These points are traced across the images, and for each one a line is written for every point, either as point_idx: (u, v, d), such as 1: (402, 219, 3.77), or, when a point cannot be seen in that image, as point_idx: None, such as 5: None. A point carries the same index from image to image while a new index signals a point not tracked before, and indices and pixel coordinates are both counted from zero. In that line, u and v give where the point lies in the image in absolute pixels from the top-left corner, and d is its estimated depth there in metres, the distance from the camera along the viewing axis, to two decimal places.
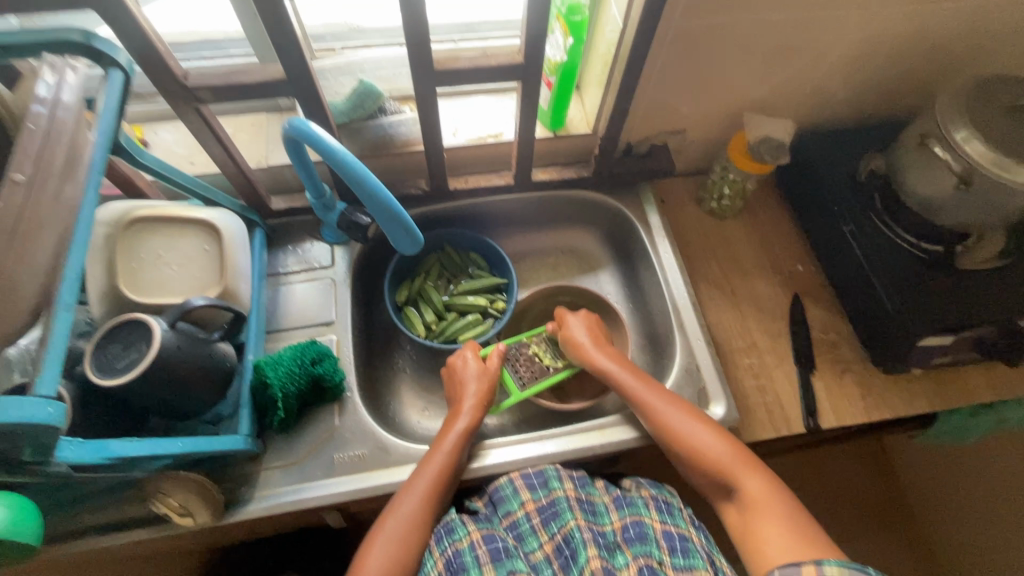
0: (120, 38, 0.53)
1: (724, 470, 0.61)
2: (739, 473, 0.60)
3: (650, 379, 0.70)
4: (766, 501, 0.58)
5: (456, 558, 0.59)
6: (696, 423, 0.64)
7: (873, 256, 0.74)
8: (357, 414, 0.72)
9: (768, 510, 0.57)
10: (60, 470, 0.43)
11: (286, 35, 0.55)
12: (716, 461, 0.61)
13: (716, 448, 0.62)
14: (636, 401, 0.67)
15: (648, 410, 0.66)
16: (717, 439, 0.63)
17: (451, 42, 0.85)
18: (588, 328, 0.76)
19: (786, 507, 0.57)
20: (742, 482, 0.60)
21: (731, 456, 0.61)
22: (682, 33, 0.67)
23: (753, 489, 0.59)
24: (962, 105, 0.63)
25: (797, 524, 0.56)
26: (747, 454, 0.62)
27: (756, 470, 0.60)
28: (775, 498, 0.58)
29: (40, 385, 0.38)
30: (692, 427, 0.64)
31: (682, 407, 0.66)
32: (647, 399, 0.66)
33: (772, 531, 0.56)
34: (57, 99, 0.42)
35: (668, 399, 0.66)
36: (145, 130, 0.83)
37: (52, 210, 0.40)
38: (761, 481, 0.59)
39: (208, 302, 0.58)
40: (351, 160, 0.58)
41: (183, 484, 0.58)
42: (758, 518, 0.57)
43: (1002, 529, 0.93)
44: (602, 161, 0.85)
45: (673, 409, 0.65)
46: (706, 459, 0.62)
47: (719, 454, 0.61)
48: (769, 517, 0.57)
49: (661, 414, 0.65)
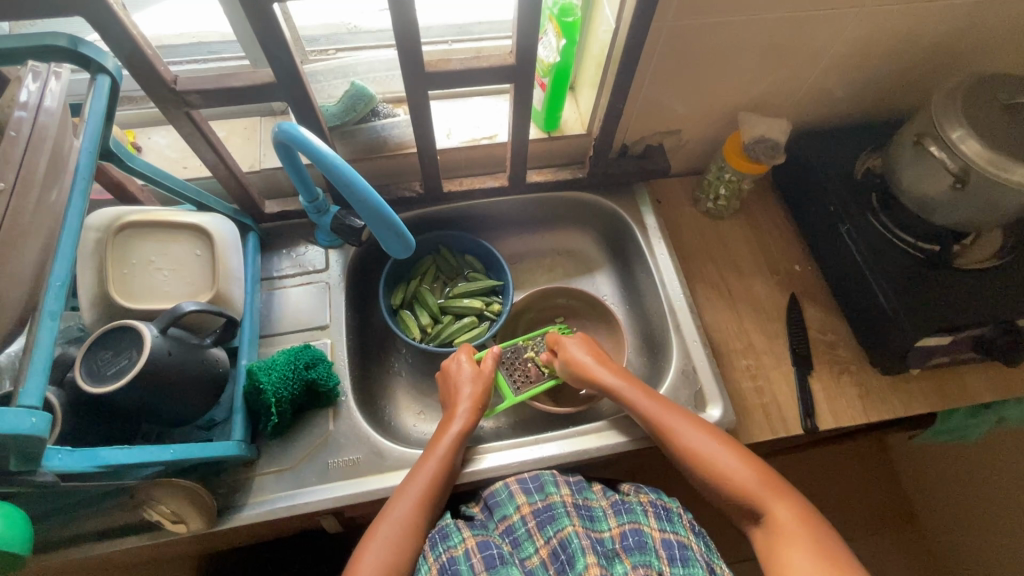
0: (108, 43, 0.52)
1: (750, 495, 0.60)
2: (765, 497, 0.59)
3: (667, 400, 0.69)
4: (793, 525, 0.57)
5: (451, 563, 0.58)
6: (719, 446, 0.63)
7: (870, 256, 0.74)
8: (352, 418, 0.72)
9: (796, 534, 0.56)
10: (47, 480, 0.43)
11: (275, 39, 0.55)
12: (741, 485, 0.61)
13: (743, 473, 0.61)
14: (656, 424, 0.66)
15: (665, 430, 0.65)
16: (740, 462, 0.62)
17: (444, 44, 0.84)
18: (587, 348, 0.75)
19: (814, 531, 0.57)
20: (769, 506, 0.59)
21: (759, 482, 0.60)
22: (675, 33, 0.66)
23: (781, 514, 0.58)
24: (958, 104, 0.63)
25: (826, 546, 0.55)
26: (772, 477, 0.61)
27: (782, 494, 0.59)
28: (802, 521, 0.57)
29: (24, 395, 0.38)
30: (715, 450, 0.63)
31: (705, 429, 0.65)
32: (667, 422, 0.66)
33: (801, 554, 0.55)
34: (39, 105, 0.41)
35: (686, 419, 0.66)
36: (137, 134, 0.82)
37: (34, 218, 0.39)
38: (787, 504, 0.59)
39: (199, 307, 0.57)
40: (341, 164, 0.57)
41: (176, 493, 0.57)
42: (785, 542, 0.56)
43: (1003, 529, 0.92)
44: (597, 162, 0.85)
45: (691, 429, 0.65)
46: (731, 483, 0.61)
47: (744, 478, 0.61)
48: (798, 541, 0.56)
49: (683, 438, 0.64)
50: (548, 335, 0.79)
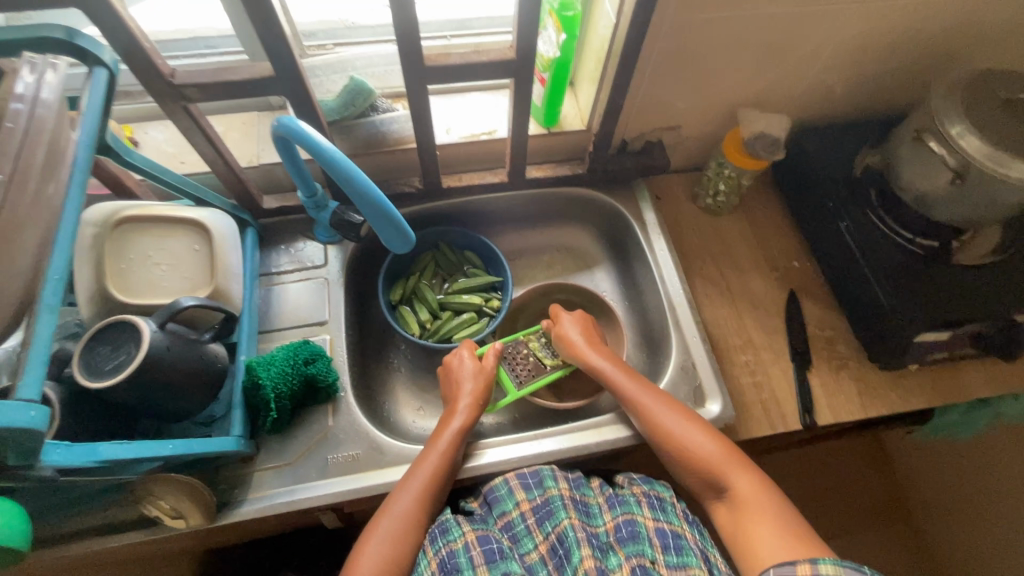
0: (106, 36, 0.52)
1: (714, 468, 0.60)
2: (727, 471, 0.60)
3: (643, 378, 0.70)
4: (756, 499, 0.57)
5: (450, 559, 0.58)
6: (687, 422, 0.64)
7: (869, 251, 0.74)
8: (351, 414, 0.71)
9: (758, 508, 0.57)
10: (45, 475, 0.43)
11: (274, 33, 0.54)
12: (705, 459, 0.61)
13: (708, 447, 0.61)
14: (629, 400, 0.67)
15: (638, 409, 0.66)
16: (709, 440, 0.62)
17: (443, 39, 0.84)
18: (581, 327, 0.76)
19: (776, 504, 0.57)
20: (733, 481, 0.59)
21: (723, 456, 0.61)
22: (676, 28, 0.66)
23: (743, 487, 0.59)
24: (957, 100, 0.63)
25: (786, 519, 0.55)
26: (738, 452, 0.61)
27: (745, 469, 0.60)
28: (763, 495, 0.58)
29: (22, 389, 0.37)
30: (682, 425, 0.63)
31: (674, 406, 0.65)
32: (639, 398, 0.66)
33: (763, 528, 0.55)
34: (36, 97, 0.41)
35: (658, 399, 0.66)
36: (135, 129, 0.82)
37: (32, 211, 0.39)
38: (750, 479, 0.59)
39: (198, 302, 0.57)
40: (339, 157, 0.57)
41: (175, 485, 0.58)
42: (749, 516, 0.57)
43: (997, 523, 0.93)
44: (597, 158, 0.84)
45: (662, 408, 0.65)
46: (696, 457, 0.61)
47: (708, 453, 0.61)
48: (761, 516, 0.56)
49: (652, 412, 0.65)
50: (553, 308, 0.81)
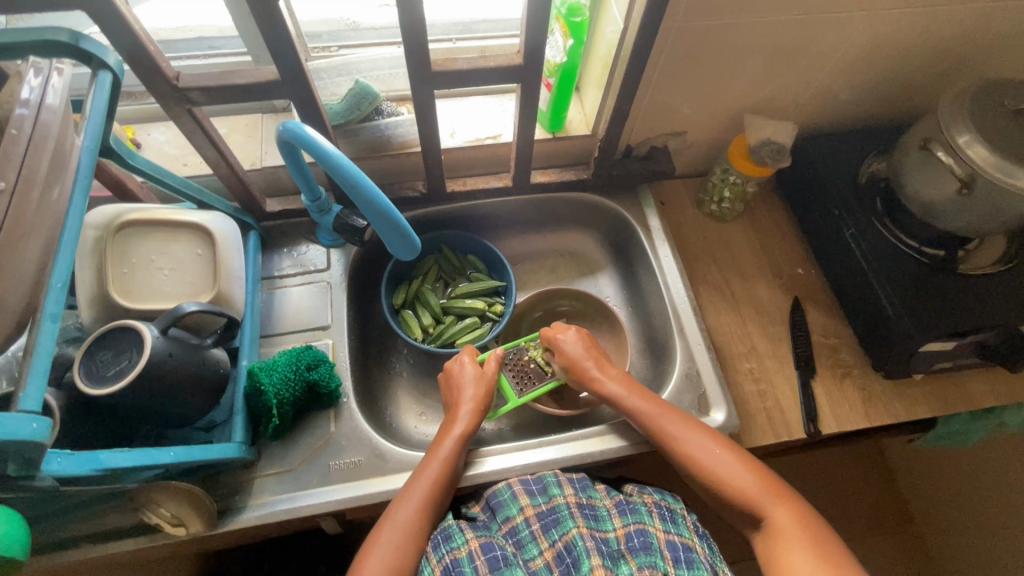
0: (110, 38, 0.51)
1: (751, 499, 0.59)
2: (764, 501, 0.59)
3: (664, 403, 0.69)
4: (794, 530, 0.57)
5: (455, 566, 0.58)
6: (718, 450, 0.63)
7: (874, 257, 0.74)
8: (354, 420, 0.71)
9: (797, 539, 0.56)
10: (45, 484, 0.42)
11: (281, 36, 0.54)
12: (741, 490, 0.60)
13: (741, 474, 0.61)
14: (654, 428, 0.66)
15: (664, 436, 0.65)
16: (741, 466, 0.61)
17: (449, 41, 0.84)
18: (585, 346, 0.74)
19: (813, 534, 0.56)
20: (769, 511, 0.59)
21: (757, 483, 0.60)
22: (683, 35, 0.66)
23: (780, 518, 0.58)
24: (966, 110, 0.63)
25: (825, 549, 0.55)
26: (773, 481, 0.60)
27: (781, 499, 0.59)
28: (801, 525, 0.57)
29: (24, 399, 0.37)
30: (714, 454, 0.62)
31: (704, 431, 0.65)
32: (665, 426, 0.65)
33: (801, 560, 0.54)
34: (42, 102, 0.40)
35: (686, 423, 0.65)
36: (137, 130, 0.81)
37: (37, 217, 0.38)
38: (787, 509, 0.58)
39: (200, 307, 0.56)
40: (347, 164, 0.56)
41: (175, 493, 0.57)
42: (785, 547, 0.56)
43: (997, 533, 0.93)
44: (602, 163, 0.84)
45: (691, 432, 0.64)
46: (730, 486, 0.61)
47: (743, 482, 0.60)
48: (799, 546, 0.56)
49: (682, 442, 0.64)
50: (541, 333, 0.77)
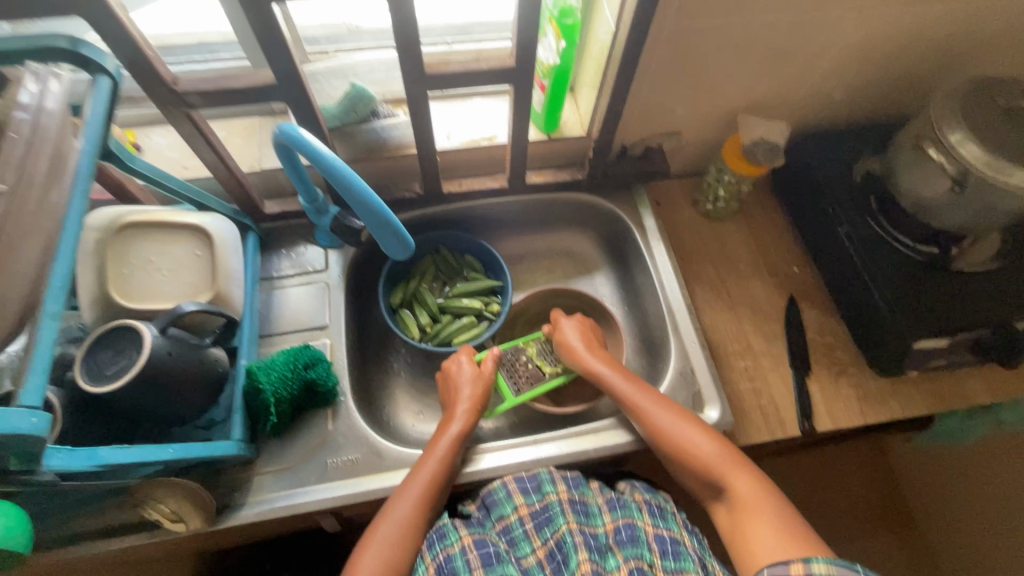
0: (109, 45, 0.53)
1: (713, 470, 0.60)
2: (727, 471, 0.60)
3: (643, 381, 0.70)
4: (755, 500, 0.57)
5: (448, 563, 0.59)
6: (684, 423, 0.64)
7: (868, 255, 0.74)
8: (351, 418, 0.72)
9: (759, 509, 0.56)
10: (45, 479, 0.43)
11: (275, 40, 0.55)
12: (706, 463, 0.61)
13: (705, 445, 0.62)
14: (628, 403, 0.67)
15: (635, 408, 0.66)
16: (706, 438, 0.62)
17: (444, 45, 0.85)
18: (582, 332, 0.76)
19: (774, 504, 0.57)
20: (730, 481, 0.59)
21: (720, 454, 0.61)
22: (673, 37, 0.67)
23: (742, 488, 0.58)
24: (956, 108, 0.63)
25: (784, 519, 0.55)
26: (736, 453, 0.61)
27: (744, 470, 0.59)
28: (762, 495, 0.57)
29: (25, 395, 0.38)
30: (681, 428, 0.63)
31: (671, 405, 0.66)
32: (638, 401, 0.66)
33: (761, 529, 0.55)
34: (41, 106, 0.43)
35: (655, 398, 0.66)
36: (138, 134, 0.83)
37: (37, 219, 0.39)
38: (750, 480, 0.59)
39: (199, 307, 0.57)
40: (340, 165, 0.57)
41: (176, 492, 0.58)
42: (745, 516, 0.57)
43: (996, 531, 0.93)
44: (596, 163, 0.85)
45: (659, 407, 0.65)
46: (694, 457, 0.61)
47: (708, 454, 0.61)
48: (759, 515, 0.56)
49: (650, 415, 0.65)
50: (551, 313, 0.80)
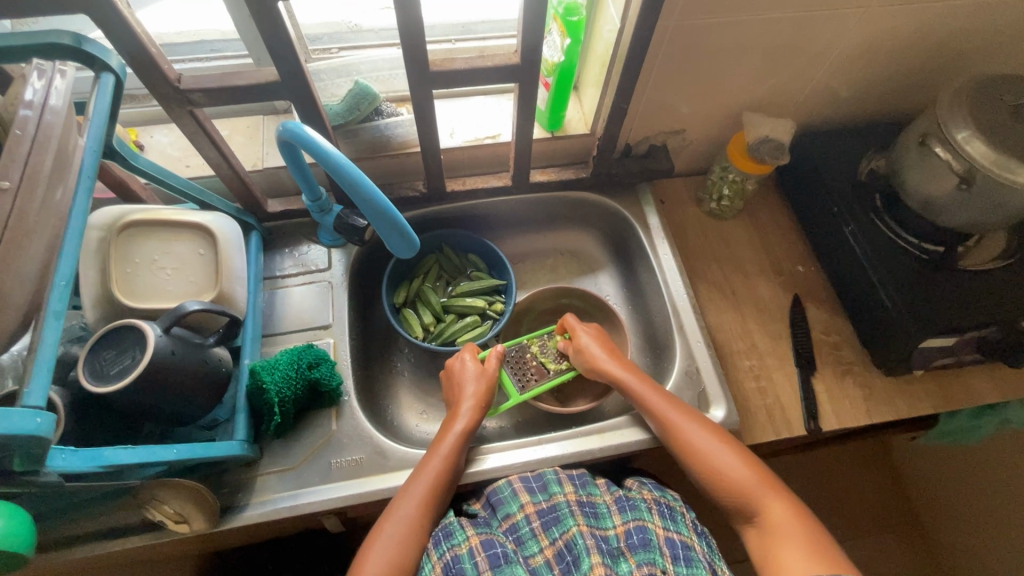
0: (112, 42, 0.52)
1: (745, 492, 0.60)
2: (761, 496, 0.59)
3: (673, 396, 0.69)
4: (788, 524, 0.57)
5: (455, 564, 0.58)
6: (720, 443, 0.63)
7: (873, 254, 0.74)
8: (355, 418, 0.71)
9: (790, 533, 0.56)
10: (50, 480, 0.42)
11: (280, 38, 0.54)
12: (739, 484, 0.60)
13: (739, 468, 0.61)
14: (659, 420, 0.66)
15: (667, 425, 0.65)
16: (739, 460, 0.62)
17: (448, 42, 0.84)
18: (601, 342, 0.75)
19: (808, 529, 0.56)
20: (765, 505, 0.59)
21: (753, 477, 0.60)
22: (679, 34, 0.66)
23: (776, 513, 0.58)
24: (964, 105, 0.62)
25: (819, 544, 0.55)
26: (768, 476, 0.61)
27: (777, 492, 0.59)
28: (795, 519, 0.57)
29: (29, 396, 0.38)
30: (714, 446, 0.63)
31: (703, 424, 0.65)
32: (669, 417, 0.65)
33: (796, 553, 0.54)
34: (44, 104, 0.41)
35: (687, 415, 0.66)
36: (140, 133, 0.82)
37: (41, 217, 0.39)
38: (784, 505, 0.58)
39: (203, 306, 0.57)
40: (345, 163, 0.57)
41: (180, 493, 0.57)
42: (778, 540, 0.56)
43: (1003, 532, 0.92)
44: (601, 162, 0.84)
45: (692, 425, 0.65)
46: (726, 479, 0.61)
47: (741, 476, 0.61)
48: (793, 539, 0.56)
49: (684, 433, 0.64)
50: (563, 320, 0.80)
